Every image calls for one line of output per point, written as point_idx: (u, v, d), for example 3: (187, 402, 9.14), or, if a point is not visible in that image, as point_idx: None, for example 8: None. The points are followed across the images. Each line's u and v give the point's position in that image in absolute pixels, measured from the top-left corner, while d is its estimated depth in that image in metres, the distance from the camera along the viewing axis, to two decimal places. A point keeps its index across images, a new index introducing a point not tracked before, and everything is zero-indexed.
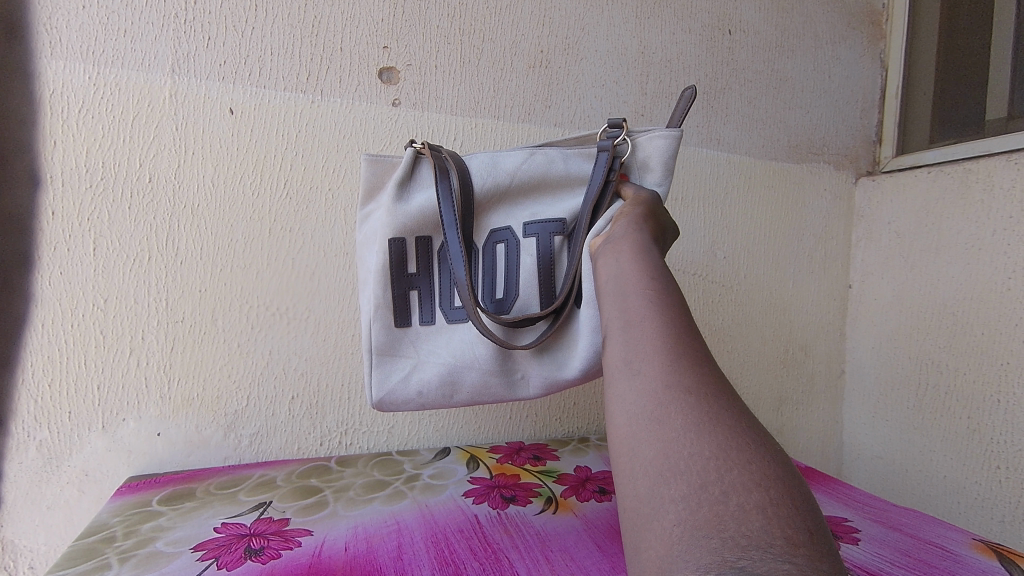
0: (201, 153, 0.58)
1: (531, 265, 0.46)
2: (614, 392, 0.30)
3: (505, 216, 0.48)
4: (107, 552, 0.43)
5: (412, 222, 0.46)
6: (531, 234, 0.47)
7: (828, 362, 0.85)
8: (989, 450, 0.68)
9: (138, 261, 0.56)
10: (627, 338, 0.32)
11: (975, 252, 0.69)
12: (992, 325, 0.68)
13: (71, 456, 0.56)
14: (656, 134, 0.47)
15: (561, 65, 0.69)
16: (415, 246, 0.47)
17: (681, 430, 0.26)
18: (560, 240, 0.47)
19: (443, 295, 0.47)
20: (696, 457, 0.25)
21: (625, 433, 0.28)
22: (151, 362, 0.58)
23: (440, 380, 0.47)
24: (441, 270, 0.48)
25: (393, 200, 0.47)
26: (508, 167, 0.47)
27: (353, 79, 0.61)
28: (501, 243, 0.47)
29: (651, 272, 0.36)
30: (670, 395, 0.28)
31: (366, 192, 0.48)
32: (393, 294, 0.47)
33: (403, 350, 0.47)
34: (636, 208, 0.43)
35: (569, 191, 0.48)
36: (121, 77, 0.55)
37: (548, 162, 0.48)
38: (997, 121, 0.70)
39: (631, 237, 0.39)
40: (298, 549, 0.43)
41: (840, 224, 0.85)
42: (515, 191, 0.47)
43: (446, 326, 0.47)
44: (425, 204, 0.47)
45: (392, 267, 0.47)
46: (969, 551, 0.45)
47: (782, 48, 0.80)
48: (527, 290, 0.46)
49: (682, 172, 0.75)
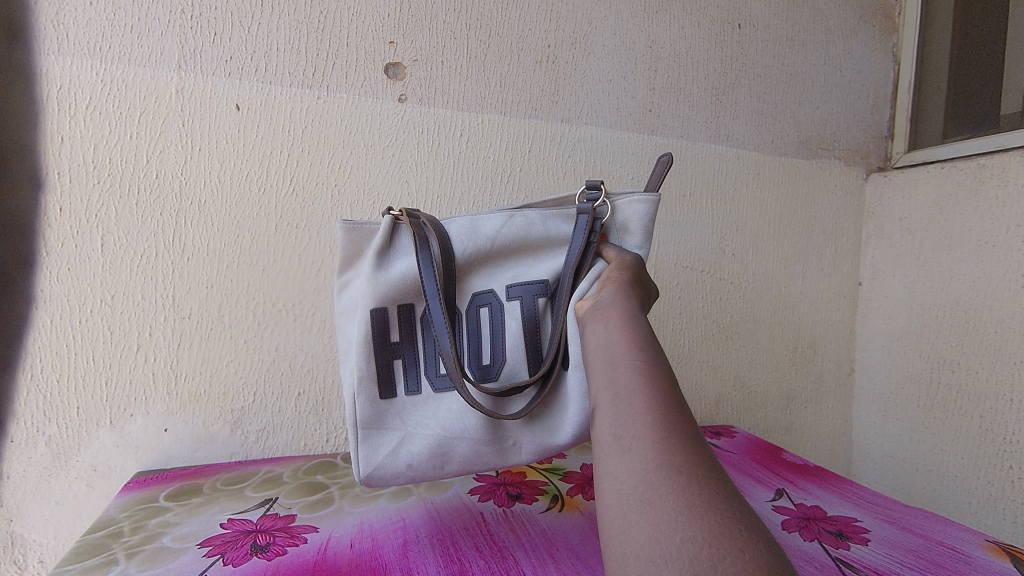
0: (208, 149, 0.57)
1: (516, 329, 0.45)
2: (604, 469, 0.30)
3: (487, 279, 0.47)
4: (114, 547, 0.43)
5: (393, 290, 0.44)
6: (515, 297, 0.46)
7: (837, 361, 0.85)
8: (1001, 450, 0.67)
9: (146, 259, 0.57)
10: (617, 413, 0.31)
11: (989, 251, 0.68)
12: (1005, 323, 0.67)
13: (79, 452, 0.56)
14: (635, 197, 0.48)
15: (568, 59, 0.68)
16: (397, 313, 0.45)
17: (673, 512, 0.25)
18: (543, 303, 0.46)
19: (428, 363, 0.45)
20: (687, 543, 0.24)
21: (615, 512, 0.27)
22: (159, 358, 0.58)
23: (431, 453, 0.43)
24: (425, 337, 0.45)
25: (373, 268, 0.45)
26: (489, 229, 0.46)
27: (359, 75, 0.61)
28: (484, 306, 0.46)
29: (639, 341, 0.35)
30: (662, 476, 0.27)
31: (343, 258, 0.47)
32: (377, 365, 0.44)
33: (389, 422, 0.44)
34: (619, 269, 0.43)
35: (549, 252, 0.48)
36: (127, 74, 0.55)
37: (528, 224, 0.47)
38: (1012, 116, 0.69)
39: (617, 303, 0.38)
40: (304, 546, 0.43)
41: (850, 220, 0.84)
42: (496, 254, 0.47)
43: (432, 395, 0.45)
44: (405, 270, 0.45)
45: (374, 336, 0.44)
46: (981, 553, 0.44)
47: (792, 42, 0.78)
48: (514, 354, 0.45)
49: (690, 169, 0.74)
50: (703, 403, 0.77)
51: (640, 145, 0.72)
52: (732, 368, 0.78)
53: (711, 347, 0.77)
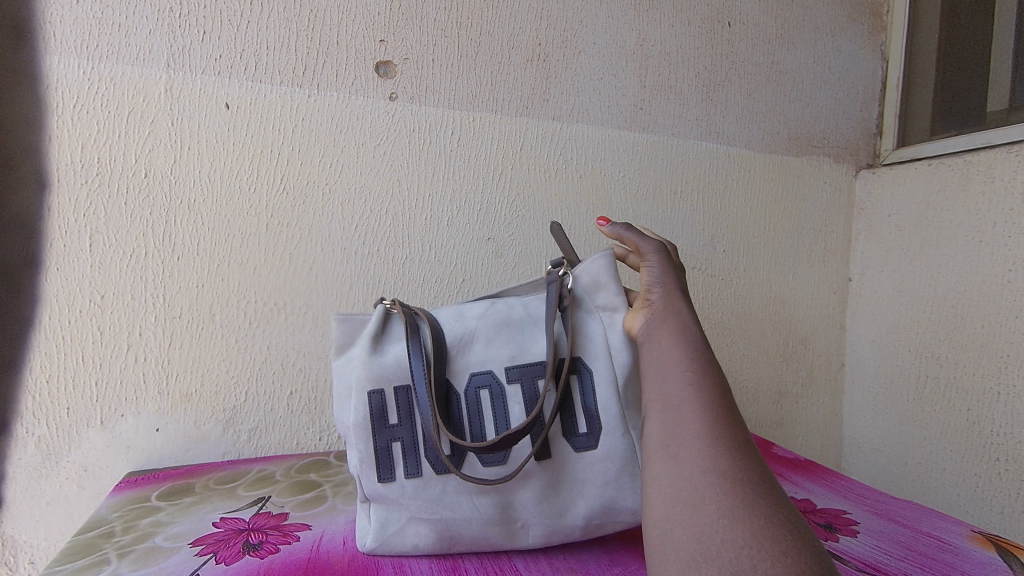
0: (197, 147, 0.57)
1: (521, 413, 0.40)
2: (650, 475, 0.30)
3: (484, 360, 0.42)
4: (105, 547, 0.42)
5: (389, 374, 0.41)
6: (516, 378, 0.41)
7: (827, 356, 0.85)
8: (988, 442, 0.68)
9: (135, 258, 0.56)
10: (664, 421, 0.32)
11: (976, 246, 0.69)
12: (991, 318, 0.67)
13: (70, 452, 0.56)
14: (598, 256, 0.44)
15: (559, 57, 0.68)
16: (394, 399, 0.41)
17: (715, 515, 0.26)
18: (546, 384, 0.41)
19: (428, 447, 0.40)
20: (728, 544, 0.25)
21: (660, 516, 0.28)
22: (149, 358, 0.58)
23: (439, 532, 0.40)
24: (424, 421, 0.41)
25: (363, 353, 0.41)
26: (474, 314, 0.44)
27: (350, 73, 0.61)
28: (485, 389, 0.41)
29: (692, 350, 0.36)
30: (705, 480, 0.28)
31: (333, 349, 0.44)
32: (376, 448, 0.40)
33: (395, 503, 0.40)
34: (656, 271, 0.42)
35: (541, 328, 0.44)
36: (116, 72, 0.54)
37: (508, 308, 0.44)
38: (998, 113, 0.70)
39: (666, 319, 0.39)
40: (296, 544, 0.43)
41: (840, 217, 0.85)
42: (489, 337, 0.43)
43: (436, 478, 0.40)
44: (397, 354, 0.42)
45: (373, 420, 0.40)
46: (968, 543, 0.45)
47: (782, 41, 0.79)
48: (526, 434, 0.40)
49: (681, 166, 0.75)
50: None
51: (631, 142, 0.72)
52: (724, 364, 0.79)
53: None
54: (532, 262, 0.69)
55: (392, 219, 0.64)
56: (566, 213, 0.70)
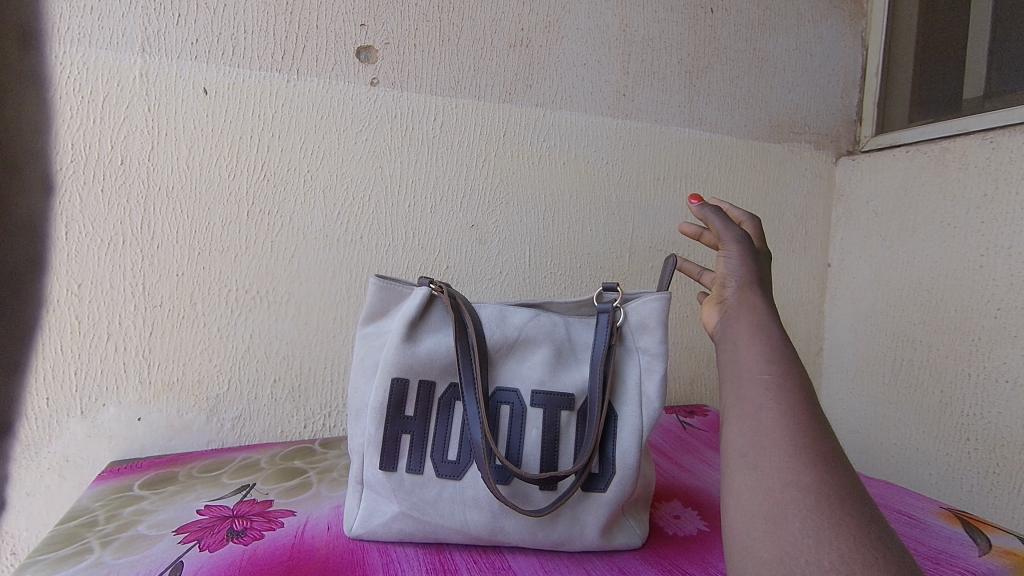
0: (175, 134, 0.56)
1: (537, 438, 0.41)
2: (727, 482, 0.29)
3: (513, 375, 0.43)
4: (88, 536, 0.42)
5: (419, 365, 0.41)
6: (540, 403, 0.42)
7: (807, 341, 0.87)
8: (959, 423, 0.70)
9: (113, 246, 0.56)
10: (743, 426, 0.30)
11: (951, 232, 0.70)
12: (964, 302, 0.69)
13: (50, 443, 0.55)
14: (649, 297, 0.44)
15: (542, 43, 0.68)
16: (417, 389, 0.42)
17: (797, 534, 0.24)
18: (567, 416, 0.42)
19: (436, 444, 0.41)
20: (813, 567, 0.23)
21: (739, 527, 0.27)
22: (130, 347, 0.57)
23: (425, 532, 0.41)
24: (440, 419, 0.42)
25: (403, 338, 0.42)
26: (518, 321, 0.44)
27: (330, 58, 0.60)
28: (505, 404, 0.42)
29: (771, 347, 0.33)
30: (789, 495, 0.26)
31: (369, 313, 0.44)
32: (384, 434, 0.41)
33: (386, 494, 0.41)
34: (734, 261, 0.40)
35: (576, 360, 0.44)
36: (89, 56, 0.53)
37: (552, 326, 0.44)
38: (973, 100, 0.71)
39: (742, 311, 0.37)
40: (281, 530, 0.43)
41: (820, 203, 0.86)
42: (522, 351, 0.43)
43: (435, 480, 0.40)
44: (435, 347, 0.42)
45: (389, 406, 0.41)
46: (937, 520, 0.46)
47: (764, 27, 0.79)
48: (535, 456, 0.41)
49: (664, 153, 0.75)
50: (677, 383, 0.79)
51: (614, 129, 0.72)
52: (706, 349, 0.80)
53: (685, 329, 0.78)
54: (516, 249, 0.69)
55: (375, 206, 0.63)
56: (550, 200, 0.70)
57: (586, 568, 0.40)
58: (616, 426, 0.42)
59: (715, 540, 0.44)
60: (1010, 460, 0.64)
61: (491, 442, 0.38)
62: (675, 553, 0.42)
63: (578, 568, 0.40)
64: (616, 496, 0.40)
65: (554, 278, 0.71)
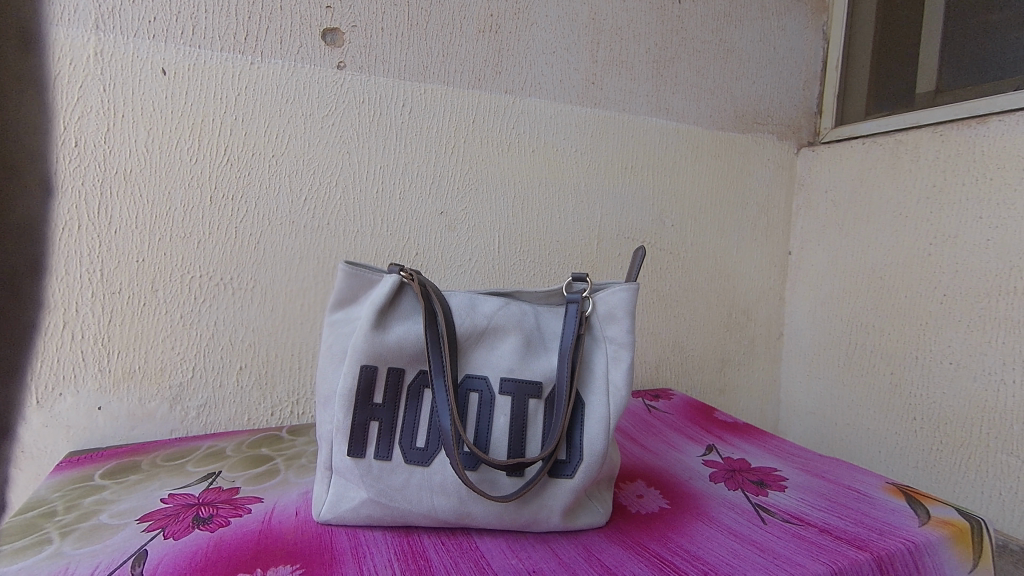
0: (132, 116, 0.55)
1: (506, 425, 0.42)
2: None
3: (482, 362, 0.43)
4: (47, 527, 0.42)
5: (388, 352, 0.42)
6: (508, 391, 0.42)
7: (768, 326, 0.90)
8: (907, 403, 0.73)
9: (67, 231, 0.54)
10: None
11: (902, 221, 0.73)
12: (914, 287, 0.72)
13: (4, 434, 0.54)
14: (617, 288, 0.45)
15: (511, 29, 0.68)
16: (386, 375, 0.42)
17: None
18: (535, 404, 0.43)
19: (405, 431, 0.42)
20: None
21: None
22: (88, 335, 0.56)
23: (392, 516, 0.41)
24: (409, 406, 0.42)
25: (372, 325, 0.42)
26: (488, 309, 0.44)
27: (295, 40, 0.59)
28: (474, 392, 0.42)
29: None
30: None
31: (337, 299, 0.44)
32: (354, 421, 0.41)
33: (353, 479, 0.41)
34: None
35: (545, 348, 0.45)
36: (39, 33, 0.51)
37: (522, 314, 0.45)
38: (925, 94, 0.74)
39: None
40: (247, 517, 0.43)
41: (781, 193, 0.88)
42: (492, 338, 0.44)
43: (403, 466, 0.41)
44: (404, 334, 0.42)
45: (359, 392, 0.41)
46: (881, 494, 0.49)
47: (729, 19, 0.81)
48: (504, 444, 0.42)
49: (632, 142, 0.76)
50: (643, 369, 0.81)
51: (583, 117, 0.73)
52: (671, 335, 0.82)
53: (652, 315, 0.80)
54: (486, 235, 0.69)
55: (342, 191, 0.63)
56: (519, 188, 0.71)
57: (551, 546, 0.41)
58: (583, 414, 0.43)
59: (676, 516, 0.46)
60: (953, 437, 0.68)
61: (460, 428, 0.39)
62: (638, 530, 0.44)
63: (544, 547, 0.41)
64: (582, 482, 0.41)
65: (523, 264, 0.72)
